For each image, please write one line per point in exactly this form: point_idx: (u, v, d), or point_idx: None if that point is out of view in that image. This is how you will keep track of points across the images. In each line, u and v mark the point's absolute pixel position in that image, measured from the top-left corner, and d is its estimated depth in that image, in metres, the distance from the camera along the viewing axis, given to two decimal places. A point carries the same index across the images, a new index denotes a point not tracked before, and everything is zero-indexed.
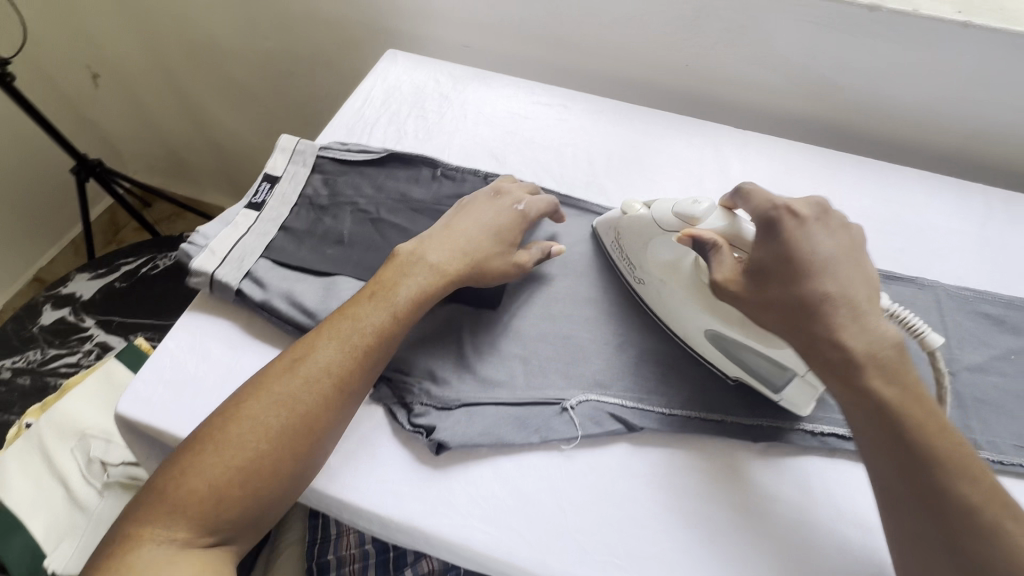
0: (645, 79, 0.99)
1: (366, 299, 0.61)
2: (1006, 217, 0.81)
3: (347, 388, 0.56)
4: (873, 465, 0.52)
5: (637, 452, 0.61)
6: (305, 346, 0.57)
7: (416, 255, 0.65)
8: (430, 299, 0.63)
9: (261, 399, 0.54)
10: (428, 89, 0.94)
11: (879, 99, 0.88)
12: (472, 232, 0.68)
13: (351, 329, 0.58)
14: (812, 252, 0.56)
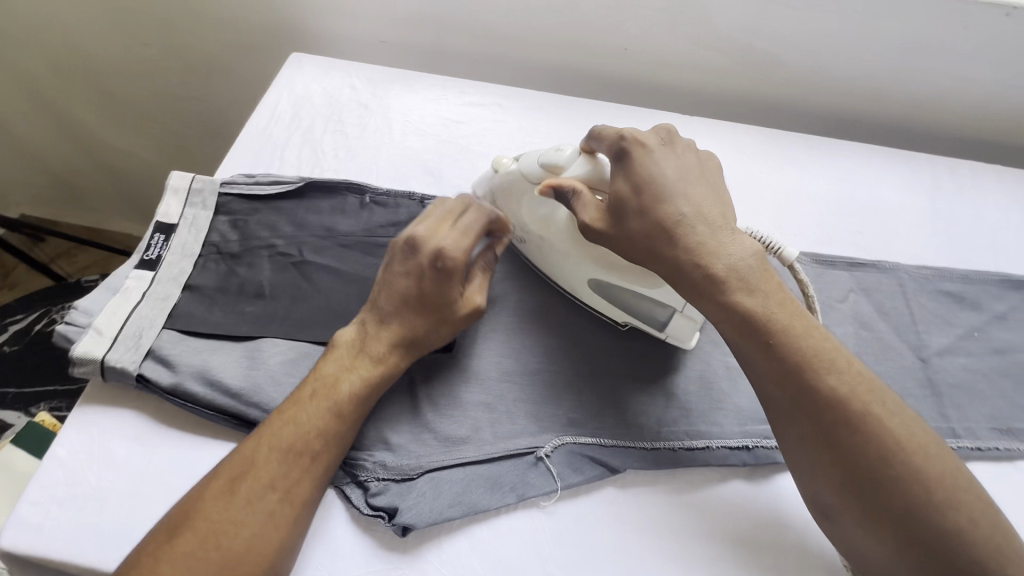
0: (583, 69, 0.91)
1: (302, 401, 0.52)
2: (951, 184, 0.81)
3: (299, 500, 0.48)
4: (757, 378, 0.52)
5: (627, 495, 0.56)
6: (243, 463, 0.48)
7: (352, 343, 0.56)
8: (376, 391, 0.54)
9: (194, 530, 0.45)
10: (344, 98, 0.83)
11: (824, 74, 0.85)
12: (404, 299, 0.56)
13: (294, 436, 0.49)
14: (657, 177, 0.55)
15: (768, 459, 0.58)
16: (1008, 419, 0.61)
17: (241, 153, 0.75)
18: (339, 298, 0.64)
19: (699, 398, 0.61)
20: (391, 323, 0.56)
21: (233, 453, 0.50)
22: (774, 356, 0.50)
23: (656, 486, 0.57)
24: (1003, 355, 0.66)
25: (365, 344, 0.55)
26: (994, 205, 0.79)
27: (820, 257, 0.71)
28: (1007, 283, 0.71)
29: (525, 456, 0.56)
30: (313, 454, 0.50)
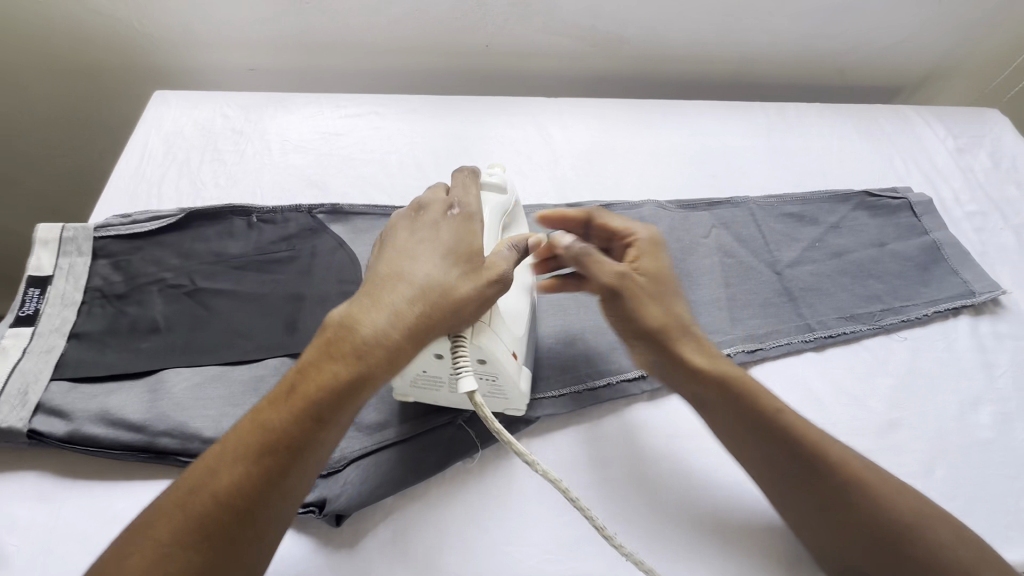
0: (453, 68, 0.97)
1: (281, 400, 0.45)
2: (784, 124, 0.93)
3: (266, 519, 0.43)
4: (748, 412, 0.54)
5: (542, 442, 0.61)
6: (204, 476, 0.43)
7: (347, 323, 0.47)
8: (371, 382, 0.46)
9: (140, 556, 0.40)
10: (217, 126, 0.83)
11: (661, 46, 0.96)
12: (422, 262, 0.51)
13: (261, 444, 0.43)
14: (664, 265, 0.61)
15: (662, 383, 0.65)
16: (851, 307, 0.73)
17: (115, 197, 0.74)
18: (239, 317, 0.64)
19: (595, 342, 0.67)
20: (399, 292, 0.49)
21: (197, 462, 0.44)
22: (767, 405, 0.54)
23: (569, 428, 0.62)
24: (841, 258, 0.77)
25: (360, 326, 0.47)
26: (819, 136, 0.93)
27: (683, 203, 0.81)
28: (836, 198, 0.84)
29: (445, 427, 0.59)
30: (288, 468, 0.44)
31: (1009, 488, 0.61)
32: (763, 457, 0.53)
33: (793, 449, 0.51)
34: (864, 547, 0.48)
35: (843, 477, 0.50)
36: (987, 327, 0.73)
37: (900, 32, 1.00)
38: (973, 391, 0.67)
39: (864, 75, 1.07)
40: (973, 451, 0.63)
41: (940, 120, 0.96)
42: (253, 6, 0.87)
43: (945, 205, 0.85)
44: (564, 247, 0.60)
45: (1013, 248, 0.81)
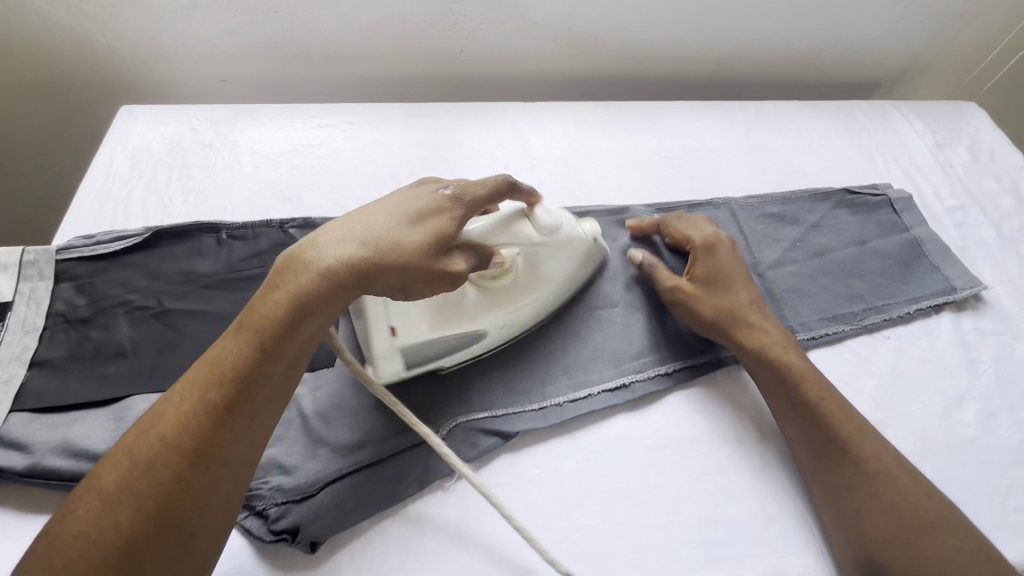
0: (428, 74, 0.95)
1: (225, 342, 0.46)
2: (763, 123, 0.93)
3: (213, 454, 0.43)
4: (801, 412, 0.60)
5: (525, 456, 0.60)
6: (153, 417, 0.43)
7: (286, 268, 0.49)
8: (307, 316, 0.47)
9: (91, 500, 0.40)
10: (185, 140, 0.81)
11: (639, 47, 0.95)
12: (362, 214, 0.52)
13: (210, 382, 0.44)
14: (732, 269, 0.68)
15: (643, 391, 0.64)
16: (833, 308, 0.72)
17: (79, 217, 0.72)
18: (209, 339, 0.62)
19: (575, 352, 0.66)
20: (334, 239, 0.50)
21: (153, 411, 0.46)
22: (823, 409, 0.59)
23: (550, 441, 0.61)
24: (822, 257, 0.77)
25: (296, 267, 0.48)
26: (798, 134, 0.92)
27: (662, 207, 0.80)
28: (817, 196, 0.83)
29: (423, 445, 0.58)
30: (229, 400, 0.44)
31: (994, 486, 0.60)
32: (805, 440, 0.59)
33: (837, 447, 0.57)
34: (889, 534, 0.52)
35: (877, 467, 0.55)
36: (969, 322, 0.72)
37: (877, 27, 0.99)
38: (956, 389, 0.67)
39: (843, 71, 1.07)
40: (957, 450, 0.63)
41: (918, 115, 0.96)
42: (220, 16, 0.85)
43: (925, 200, 0.85)
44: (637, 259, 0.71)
45: (994, 242, 0.81)
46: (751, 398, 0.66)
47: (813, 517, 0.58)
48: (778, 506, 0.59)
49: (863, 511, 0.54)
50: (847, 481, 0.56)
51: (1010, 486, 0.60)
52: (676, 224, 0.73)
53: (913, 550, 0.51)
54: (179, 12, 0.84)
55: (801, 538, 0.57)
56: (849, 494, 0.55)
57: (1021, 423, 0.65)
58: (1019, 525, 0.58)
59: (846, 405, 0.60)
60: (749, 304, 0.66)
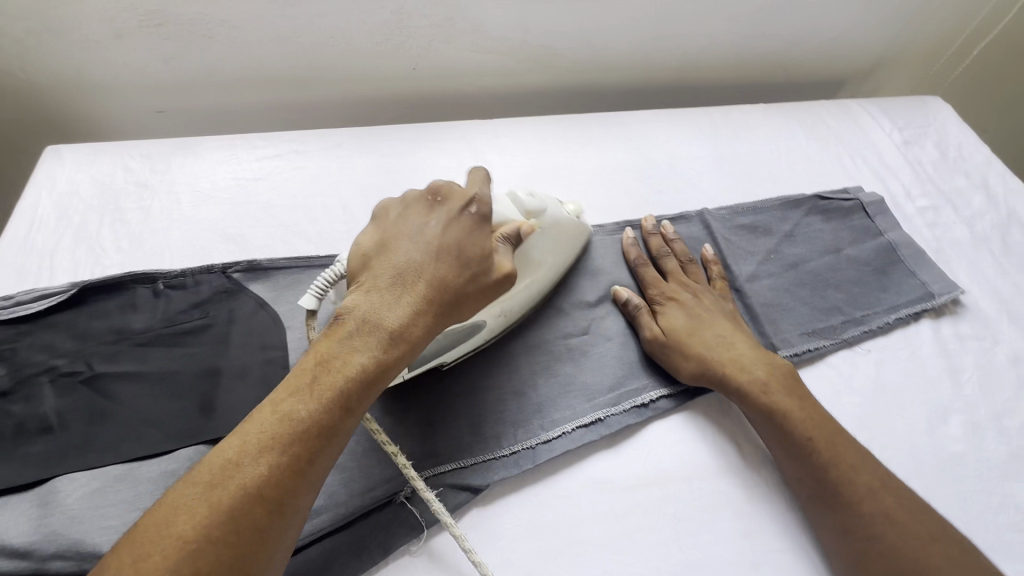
0: (380, 94, 0.91)
1: (303, 390, 0.43)
2: (730, 129, 0.90)
3: (296, 510, 0.41)
4: (797, 457, 0.56)
5: (499, 507, 0.56)
6: (228, 465, 0.39)
7: (368, 317, 0.47)
8: (390, 371, 0.47)
9: (166, 550, 0.35)
10: (118, 181, 0.75)
11: (598, 56, 0.91)
12: (428, 252, 0.51)
13: (294, 432, 0.41)
14: (693, 317, 0.66)
15: (620, 425, 0.60)
16: (812, 322, 0.69)
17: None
18: (146, 402, 0.57)
19: (547, 387, 0.62)
20: (414, 285, 0.49)
21: (211, 451, 0.41)
22: (817, 453, 0.55)
23: (525, 488, 0.57)
24: (798, 268, 0.74)
25: (384, 318, 0.47)
26: (767, 138, 0.90)
27: (632, 224, 0.76)
28: (788, 204, 0.81)
29: (386, 504, 0.54)
30: (316, 457, 0.42)
31: (987, 504, 0.58)
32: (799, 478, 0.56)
33: (833, 493, 0.54)
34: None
35: (873, 506, 0.52)
36: (949, 329, 0.70)
37: (839, 25, 0.97)
38: (941, 401, 0.64)
39: (806, 70, 1.05)
40: (947, 467, 0.60)
41: (885, 112, 0.95)
42: (148, 45, 0.79)
43: (897, 202, 0.83)
44: (623, 302, 0.68)
45: (968, 241, 0.79)
46: (733, 424, 0.62)
47: (803, 550, 0.55)
48: (768, 542, 0.55)
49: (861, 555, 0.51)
50: (848, 529, 0.52)
51: (1002, 502, 0.58)
52: (646, 271, 0.70)
53: None
54: (103, 41, 0.77)
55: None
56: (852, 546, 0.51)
57: (1008, 433, 0.63)
58: (1014, 544, 0.56)
59: (842, 437, 0.57)
60: (716, 344, 0.63)
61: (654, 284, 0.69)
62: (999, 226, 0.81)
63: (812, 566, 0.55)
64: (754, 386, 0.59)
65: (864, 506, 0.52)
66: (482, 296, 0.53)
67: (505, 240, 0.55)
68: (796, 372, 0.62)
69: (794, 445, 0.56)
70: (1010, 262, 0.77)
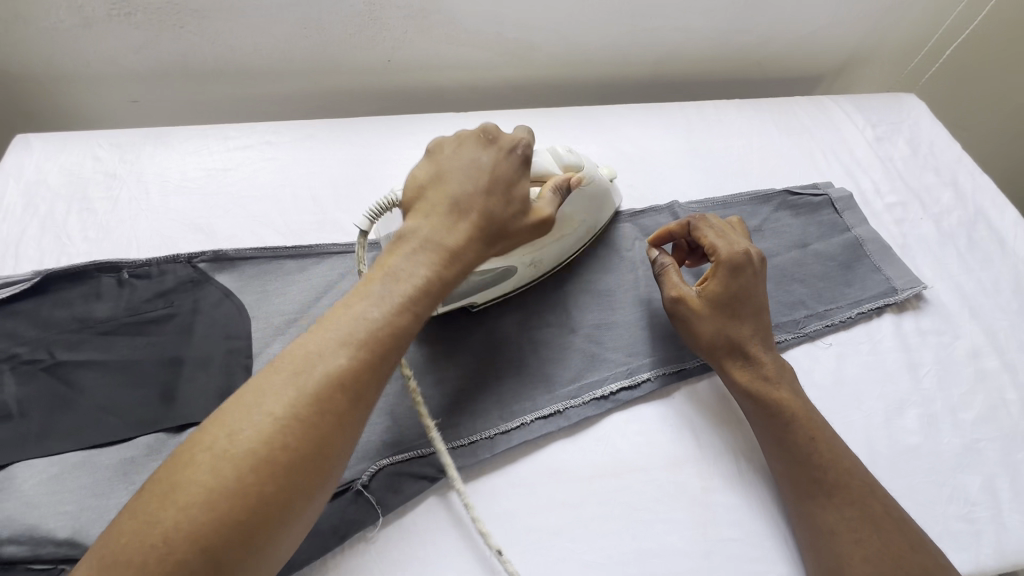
0: (354, 86, 0.90)
1: (370, 298, 0.47)
2: (703, 124, 0.91)
3: (369, 404, 0.45)
4: (790, 461, 0.57)
5: (457, 496, 0.56)
6: (311, 357, 0.43)
7: (424, 238, 0.51)
8: (449, 286, 0.52)
9: (260, 423, 0.40)
10: (87, 171, 0.75)
11: (574, 49, 0.92)
12: (481, 182, 0.54)
13: (368, 333, 0.45)
14: (741, 294, 0.63)
15: (580, 417, 0.61)
16: (775, 316, 0.70)
17: None
18: (106, 390, 0.57)
19: (510, 378, 0.63)
20: (468, 214, 0.53)
21: (293, 343, 0.45)
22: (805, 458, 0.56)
23: (483, 477, 0.58)
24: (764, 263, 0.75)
25: (443, 239, 0.51)
26: (740, 134, 0.90)
27: None
28: (758, 199, 0.81)
29: (342, 494, 0.54)
30: (387, 356, 0.46)
31: (939, 496, 0.59)
32: (789, 480, 0.57)
33: (819, 496, 0.55)
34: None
35: (858, 514, 0.53)
36: (911, 323, 0.71)
37: (816, 21, 0.98)
38: (898, 395, 0.65)
39: (785, 67, 1.05)
40: (901, 459, 0.61)
41: (859, 109, 0.95)
42: (119, 34, 0.78)
43: (866, 198, 0.84)
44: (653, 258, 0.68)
45: (934, 237, 0.80)
46: (692, 416, 0.63)
47: (756, 539, 0.56)
48: (722, 531, 0.56)
49: (834, 555, 0.52)
50: (826, 531, 0.53)
51: (952, 493, 0.59)
52: (704, 233, 0.67)
53: None
54: (73, 30, 0.77)
55: (742, 563, 0.55)
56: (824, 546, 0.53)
57: (963, 427, 0.64)
58: (961, 534, 0.57)
59: (835, 447, 0.57)
60: (752, 332, 0.62)
61: (721, 244, 0.65)
62: (966, 223, 0.82)
63: (763, 554, 0.56)
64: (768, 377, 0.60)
65: (844, 510, 0.53)
66: (523, 234, 0.56)
67: (554, 190, 0.60)
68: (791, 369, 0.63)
69: (792, 450, 0.57)
70: (974, 258, 0.78)
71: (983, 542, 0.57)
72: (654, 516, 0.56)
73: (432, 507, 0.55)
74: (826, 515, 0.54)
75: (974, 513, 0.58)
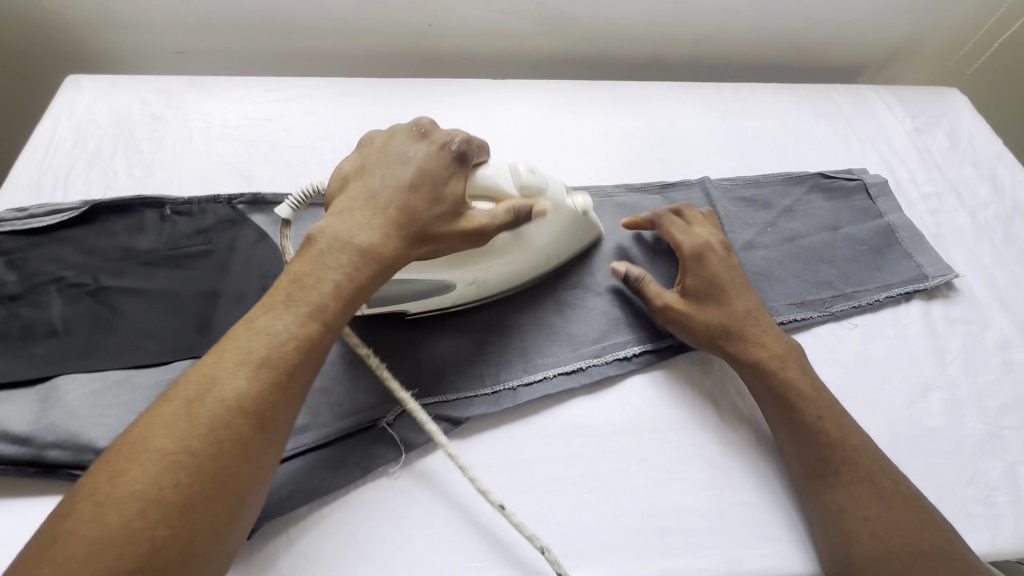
0: (394, 49, 0.92)
1: (277, 309, 0.46)
2: (739, 105, 0.90)
3: (273, 426, 0.43)
4: (801, 438, 0.56)
5: (477, 440, 0.57)
6: (207, 381, 0.42)
7: (338, 237, 0.50)
8: (367, 289, 0.50)
9: (145, 462, 0.38)
10: (134, 112, 0.77)
11: (615, 24, 0.92)
12: (403, 178, 0.54)
13: (271, 348, 0.44)
14: (721, 282, 0.62)
15: (601, 375, 0.62)
16: (802, 294, 0.70)
17: (15, 190, 0.68)
18: (146, 317, 0.59)
19: (534, 335, 0.64)
20: (389, 214, 0.52)
21: (190, 371, 0.43)
22: (818, 435, 0.56)
23: (503, 426, 0.59)
24: (793, 242, 0.75)
25: (357, 241, 0.50)
26: (776, 116, 0.90)
27: (632, 188, 0.77)
28: (790, 180, 0.81)
29: (367, 430, 0.56)
30: (294, 373, 0.44)
31: (958, 478, 0.59)
32: (798, 455, 0.56)
33: (832, 473, 0.54)
34: (877, 562, 0.50)
35: (870, 490, 0.53)
36: (940, 311, 0.71)
37: (860, 10, 0.97)
38: (922, 379, 0.65)
39: (825, 55, 1.04)
40: (921, 440, 0.61)
41: (899, 100, 0.94)
42: None
43: (901, 187, 0.83)
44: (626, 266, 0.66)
45: (969, 229, 0.79)
46: (712, 384, 0.63)
47: (770, 505, 0.57)
48: (737, 495, 0.57)
49: (846, 528, 0.52)
50: (837, 507, 0.53)
51: (972, 476, 0.59)
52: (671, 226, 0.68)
53: None
54: None
55: (755, 528, 0.55)
56: (835, 520, 0.53)
57: (987, 414, 0.63)
58: (979, 517, 0.57)
59: (849, 425, 0.57)
60: (744, 315, 0.62)
61: (684, 234, 0.66)
62: (1002, 217, 0.81)
63: (776, 521, 0.56)
64: (768, 364, 0.59)
65: (859, 486, 0.53)
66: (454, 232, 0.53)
67: (511, 208, 0.55)
68: (800, 349, 0.62)
69: (806, 425, 0.56)
70: (1009, 252, 0.77)
71: (1001, 525, 0.56)
72: (669, 474, 0.57)
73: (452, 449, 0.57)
74: (838, 487, 0.54)
75: (994, 497, 0.58)
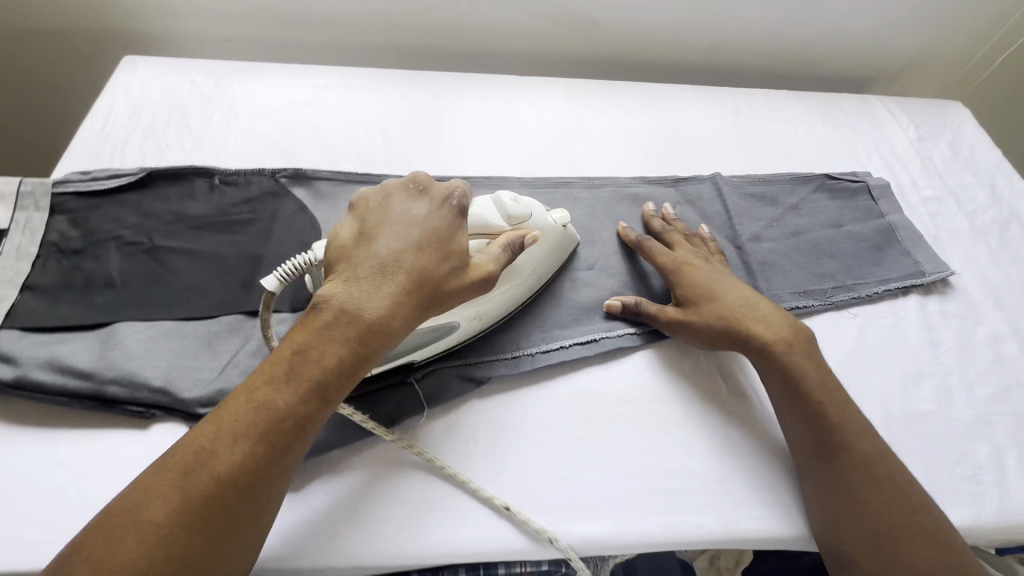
0: (426, 44, 0.97)
1: (277, 381, 0.45)
2: (751, 109, 0.95)
3: (265, 495, 0.44)
4: (803, 415, 0.60)
5: (498, 401, 0.62)
6: (202, 453, 0.43)
7: (346, 306, 0.49)
8: (368, 362, 0.49)
9: (137, 533, 0.39)
10: (185, 92, 0.83)
11: (635, 29, 0.97)
12: (408, 238, 0.53)
13: (270, 423, 0.44)
14: (714, 280, 0.67)
15: (613, 346, 0.66)
16: (805, 284, 0.74)
17: (78, 157, 0.73)
18: (196, 275, 0.64)
19: (552, 308, 0.68)
20: (397, 279, 0.50)
21: (185, 439, 0.44)
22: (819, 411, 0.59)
23: (521, 389, 0.63)
24: (798, 237, 0.79)
25: (364, 310, 0.48)
26: (785, 121, 0.94)
27: (647, 180, 0.82)
28: (797, 179, 0.85)
29: (396, 385, 0.60)
30: (288, 447, 0.45)
31: (947, 457, 0.62)
32: (798, 428, 0.60)
33: (830, 448, 0.58)
34: (868, 526, 0.54)
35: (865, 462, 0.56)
36: (936, 305, 0.75)
37: (868, 24, 1.02)
38: (916, 366, 0.69)
39: (834, 66, 1.09)
40: (913, 421, 0.65)
41: (904, 110, 0.99)
42: None
43: (903, 190, 0.88)
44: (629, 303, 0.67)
45: (966, 232, 0.83)
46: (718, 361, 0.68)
47: (768, 473, 0.61)
48: (737, 462, 0.61)
49: (839, 495, 0.56)
50: (833, 477, 0.57)
51: (961, 457, 0.63)
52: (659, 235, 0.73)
53: (887, 540, 0.53)
54: None
55: (754, 492, 0.59)
56: (831, 487, 0.56)
57: (976, 401, 0.67)
58: (966, 493, 0.60)
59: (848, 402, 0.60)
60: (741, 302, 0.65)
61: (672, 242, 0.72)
62: (999, 222, 0.85)
63: (773, 486, 0.60)
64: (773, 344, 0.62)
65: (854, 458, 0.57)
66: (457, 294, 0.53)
67: (505, 246, 0.56)
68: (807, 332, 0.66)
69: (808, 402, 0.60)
70: (1005, 255, 0.81)
71: (987, 501, 0.60)
72: (675, 439, 0.61)
73: (474, 406, 0.61)
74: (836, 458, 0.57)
75: (980, 476, 0.61)
